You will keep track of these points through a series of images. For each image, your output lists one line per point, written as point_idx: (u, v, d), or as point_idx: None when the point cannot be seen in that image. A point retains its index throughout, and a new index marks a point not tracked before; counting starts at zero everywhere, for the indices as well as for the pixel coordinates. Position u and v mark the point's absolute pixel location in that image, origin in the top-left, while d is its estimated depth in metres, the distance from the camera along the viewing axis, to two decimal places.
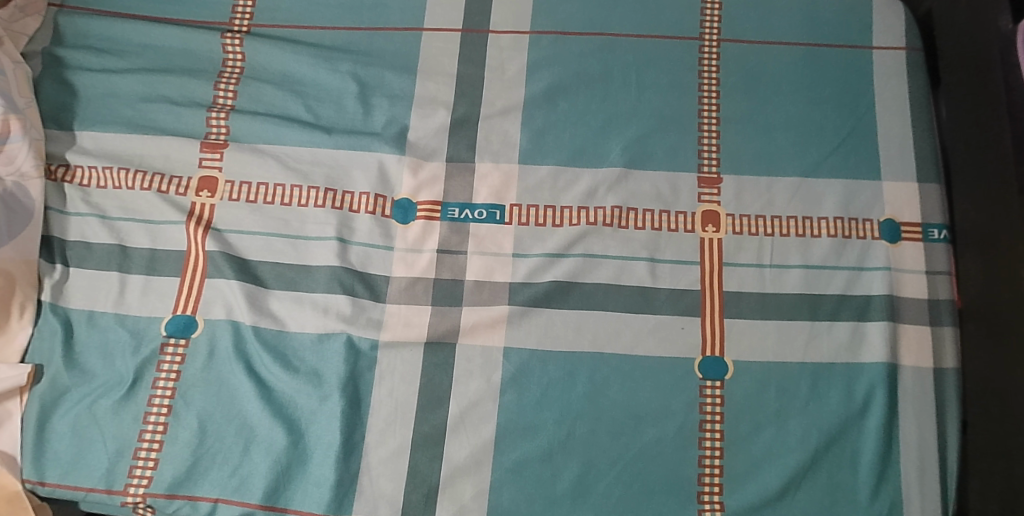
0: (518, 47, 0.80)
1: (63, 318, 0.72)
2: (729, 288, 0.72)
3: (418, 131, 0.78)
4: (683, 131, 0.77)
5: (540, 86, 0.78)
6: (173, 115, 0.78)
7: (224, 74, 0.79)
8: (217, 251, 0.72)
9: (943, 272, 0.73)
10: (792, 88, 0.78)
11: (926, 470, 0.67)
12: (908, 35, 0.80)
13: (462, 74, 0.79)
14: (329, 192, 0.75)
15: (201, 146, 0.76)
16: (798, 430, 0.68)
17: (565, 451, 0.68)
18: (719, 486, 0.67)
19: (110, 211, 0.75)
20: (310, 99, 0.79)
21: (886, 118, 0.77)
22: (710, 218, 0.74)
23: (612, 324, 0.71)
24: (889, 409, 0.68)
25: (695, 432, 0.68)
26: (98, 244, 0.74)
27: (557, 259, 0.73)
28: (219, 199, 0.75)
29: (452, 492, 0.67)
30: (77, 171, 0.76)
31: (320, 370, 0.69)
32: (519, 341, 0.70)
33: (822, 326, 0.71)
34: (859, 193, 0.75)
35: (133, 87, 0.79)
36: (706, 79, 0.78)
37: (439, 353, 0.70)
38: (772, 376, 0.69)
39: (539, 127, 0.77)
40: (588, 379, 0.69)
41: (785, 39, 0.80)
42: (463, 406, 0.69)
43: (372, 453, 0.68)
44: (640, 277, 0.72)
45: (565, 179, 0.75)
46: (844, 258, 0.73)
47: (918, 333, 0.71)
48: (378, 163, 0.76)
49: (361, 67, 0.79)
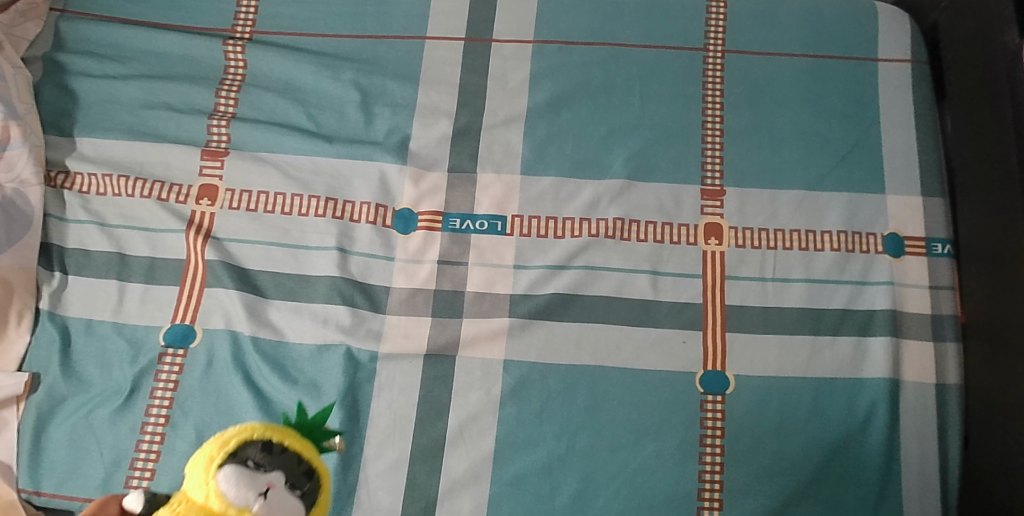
0: (522, 56, 0.80)
1: (62, 325, 0.71)
2: (732, 302, 0.71)
3: (420, 140, 0.77)
4: (687, 143, 0.76)
5: (542, 95, 0.78)
6: (174, 121, 0.77)
7: (225, 81, 0.79)
8: (217, 260, 0.72)
9: (947, 286, 0.73)
10: (796, 100, 0.78)
11: (928, 488, 0.67)
12: (913, 48, 0.79)
13: (465, 83, 0.79)
14: (330, 202, 0.74)
15: (202, 154, 0.76)
16: (799, 445, 0.68)
17: (564, 465, 0.67)
18: (720, 502, 0.66)
19: (110, 218, 0.74)
20: (312, 107, 0.78)
21: (890, 132, 0.76)
22: (713, 231, 0.73)
23: (614, 337, 0.70)
24: (891, 425, 0.68)
25: (696, 447, 0.67)
26: (97, 251, 0.73)
27: (559, 271, 0.73)
28: (219, 208, 0.74)
29: (450, 505, 0.66)
30: (77, 178, 0.76)
31: (320, 381, 0.69)
32: (520, 354, 0.70)
33: (825, 340, 0.70)
34: (862, 207, 0.74)
35: (134, 94, 0.78)
36: (710, 91, 0.78)
37: (439, 365, 0.70)
38: (773, 391, 0.69)
39: (541, 137, 0.77)
40: (589, 392, 0.69)
41: (790, 51, 0.79)
42: (463, 418, 0.68)
43: (371, 466, 0.67)
44: (642, 290, 0.72)
45: (567, 190, 0.75)
46: (847, 273, 0.72)
47: (921, 349, 0.71)
48: (380, 173, 0.76)
49: (363, 75, 0.79)
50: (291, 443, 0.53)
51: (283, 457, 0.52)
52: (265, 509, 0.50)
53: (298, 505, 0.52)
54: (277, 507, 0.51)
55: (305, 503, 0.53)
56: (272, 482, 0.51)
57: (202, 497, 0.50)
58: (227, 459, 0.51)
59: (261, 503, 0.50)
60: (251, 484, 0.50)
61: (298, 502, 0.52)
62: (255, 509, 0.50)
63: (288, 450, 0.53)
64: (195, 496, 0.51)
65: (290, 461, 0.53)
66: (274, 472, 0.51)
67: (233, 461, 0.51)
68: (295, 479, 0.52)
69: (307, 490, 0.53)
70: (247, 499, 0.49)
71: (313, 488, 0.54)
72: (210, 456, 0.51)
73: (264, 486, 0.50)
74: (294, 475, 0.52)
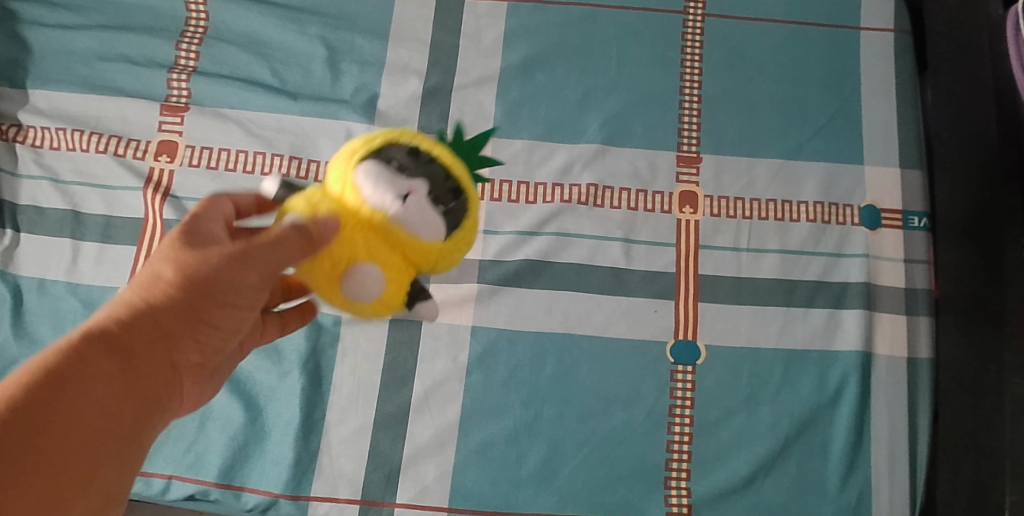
0: (496, 15, 0.77)
1: (13, 285, 0.68)
2: (704, 271, 0.70)
3: (388, 100, 0.74)
4: (664, 109, 0.74)
5: (516, 56, 0.76)
6: (132, 75, 0.74)
7: (185, 33, 0.75)
8: (175, 219, 0.69)
9: (922, 260, 0.72)
10: (776, 66, 0.76)
11: (897, 459, 0.66)
12: (897, 16, 0.77)
13: (436, 42, 0.76)
14: (295, 160, 0.72)
15: (161, 109, 0.73)
16: (769, 415, 0.67)
17: (531, 433, 0.66)
18: (687, 472, 0.66)
19: (64, 175, 0.71)
20: (276, 62, 0.75)
21: (870, 102, 0.75)
22: (688, 199, 0.72)
23: (584, 305, 0.69)
24: (862, 398, 0.67)
25: (664, 417, 0.67)
26: (50, 208, 0.70)
27: (530, 237, 0.71)
28: (178, 165, 0.72)
29: (414, 473, 0.65)
30: (30, 131, 0.72)
31: (281, 346, 0.67)
32: (488, 321, 0.68)
33: (798, 312, 0.69)
34: (840, 177, 0.73)
35: (91, 45, 0.75)
36: (688, 55, 0.76)
37: (405, 330, 0.68)
38: (744, 361, 0.68)
39: (514, 99, 0.75)
40: (558, 360, 0.68)
41: (772, 17, 0.77)
42: (428, 385, 0.67)
43: (333, 432, 0.66)
44: (613, 258, 0.70)
45: (540, 153, 0.73)
46: (823, 244, 0.71)
47: (893, 322, 0.70)
48: (347, 132, 0.73)
49: (330, 30, 0.76)
50: (439, 155, 0.43)
51: (428, 168, 0.42)
52: (403, 213, 0.40)
53: (441, 223, 0.41)
54: (420, 210, 0.40)
55: (451, 225, 0.42)
56: (415, 189, 0.41)
57: (337, 191, 0.41)
58: (371, 154, 0.42)
59: (401, 206, 0.40)
60: (393, 183, 0.40)
61: (441, 219, 0.41)
62: (392, 211, 0.40)
63: (437, 160, 0.43)
64: (332, 188, 0.42)
65: (438, 178, 0.42)
66: (418, 178, 0.41)
67: (376, 157, 0.42)
68: (438, 193, 0.42)
69: (454, 211, 0.43)
70: (385, 195, 0.40)
71: (463, 215, 0.43)
72: (353, 151, 0.43)
73: (403, 188, 0.40)
74: (437, 189, 0.42)
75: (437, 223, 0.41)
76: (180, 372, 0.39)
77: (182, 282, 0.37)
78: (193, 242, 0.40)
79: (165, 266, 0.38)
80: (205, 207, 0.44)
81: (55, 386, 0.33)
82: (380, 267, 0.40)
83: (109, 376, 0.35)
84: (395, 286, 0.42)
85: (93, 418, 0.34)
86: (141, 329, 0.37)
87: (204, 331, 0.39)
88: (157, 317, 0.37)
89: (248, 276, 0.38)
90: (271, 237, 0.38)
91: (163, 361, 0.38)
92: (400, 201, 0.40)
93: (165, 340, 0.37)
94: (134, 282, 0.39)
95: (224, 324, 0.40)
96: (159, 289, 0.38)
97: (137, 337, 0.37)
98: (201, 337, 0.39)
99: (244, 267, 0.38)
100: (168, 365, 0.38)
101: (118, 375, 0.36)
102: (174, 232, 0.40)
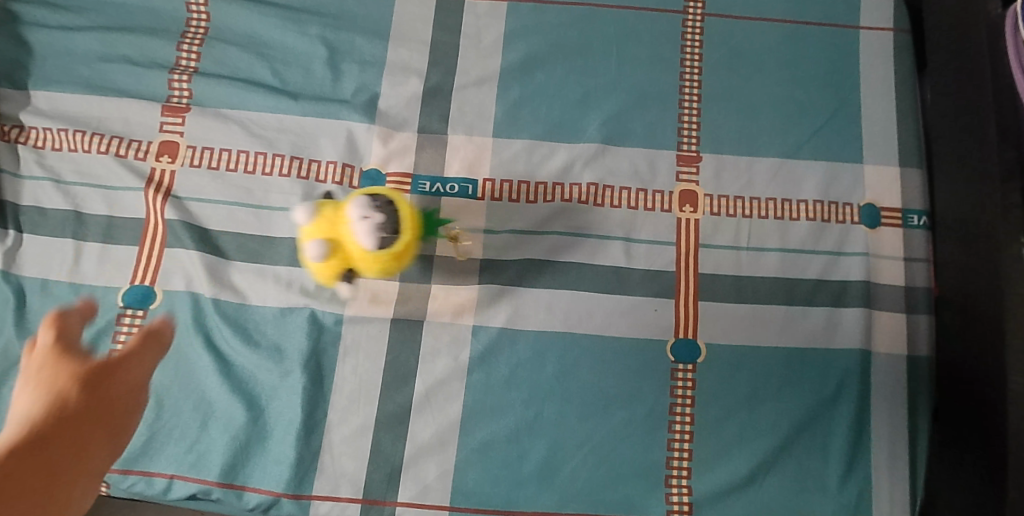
0: (496, 15, 0.77)
1: (16, 285, 0.69)
2: (705, 270, 0.70)
3: (389, 99, 0.75)
4: (663, 108, 0.75)
5: (516, 56, 0.76)
6: (134, 76, 0.74)
7: (187, 34, 0.76)
8: (176, 219, 0.70)
9: (922, 258, 0.72)
10: (775, 66, 0.76)
11: (896, 458, 0.67)
12: (896, 15, 0.78)
13: (437, 42, 0.76)
14: (296, 160, 0.72)
15: (162, 110, 0.73)
16: (769, 413, 0.67)
17: (532, 432, 0.66)
18: (688, 470, 0.66)
19: (66, 175, 0.72)
20: (277, 62, 0.75)
21: (870, 101, 0.75)
22: (688, 198, 0.72)
23: (585, 304, 0.69)
24: (862, 397, 0.67)
25: (665, 415, 0.67)
26: (52, 209, 0.71)
27: (530, 237, 0.71)
28: (180, 165, 0.72)
29: (416, 472, 0.65)
30: (32, 132, 0.73)
31: (282, 345, 0.67)
32: (489, 320, 0.69)
33: (798, 310, 0.70)
34: (840, 176, 0.73)
35: (93, 46, 0.75)
36: (688, 55, 0.76)
37: (407, 330, 0.68)
38: (744, 360, 0.68)
39: (515, 99, 0.75)
40: (559, 359, 0.68)
41: (771, 16, 0.78)
42: (429, 385, 0.67)
43: (335, 431, 0.66)
44: (614, 257, 0.70)
45: (541, 153, 0.73)
46: (822, 243, 0.71)
47: (892, 320, 0.70)
48: (348, 132, 0.73)
49: (331, 31, 0.76)
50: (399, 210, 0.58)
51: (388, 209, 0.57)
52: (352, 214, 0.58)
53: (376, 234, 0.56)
54: (366, 226, 0.55)
55: (382, 244, 0.57)
56: (372, 212, 0.56)
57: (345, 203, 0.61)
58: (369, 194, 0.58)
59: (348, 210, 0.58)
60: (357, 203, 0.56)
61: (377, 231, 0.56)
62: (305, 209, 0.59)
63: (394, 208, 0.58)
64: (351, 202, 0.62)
65: (392, 210, 0.57)
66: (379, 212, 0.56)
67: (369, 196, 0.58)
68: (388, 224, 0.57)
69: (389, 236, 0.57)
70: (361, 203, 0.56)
71: (397, 239, 0.57)
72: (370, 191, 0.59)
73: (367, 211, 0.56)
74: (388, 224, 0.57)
75: (373, 239, 0.56)
76: (94, 482, 0.35)
77: (87, 379, 0.37)
78: (72, 352, 0.40)
79: (58, 382, 0.37)
80: (62, 316, 0.43)
81: (23, 454, 0.32)
82: (328, 249, 0.58)
83: (38, 471, 0.32)
84: (332, 266, 0.60)
85: (41, 494, 0.32)
86: (77, 418, 0.35)
87: (115, 430, 0.37)
88: (68, 424, 0.35)
89: (138, 374, 0.42)
90: (149, 332, 0.46)
91: (92, 458, 0.35)
92: (357, 216, 0.56)
93: (102, 429, 0.37)
94: (28, 395, 0.35)
95: (128, 429, 0.39)
96: (65, 399, 0.36)
97: (50, 440, 0.34)
98: (110, 437, 0.37)
99: (132, 368, 0.41)
100: (90, 473, 0.35)
101: (54, 466, 0.33)
102: (46, 344, 0.41)
